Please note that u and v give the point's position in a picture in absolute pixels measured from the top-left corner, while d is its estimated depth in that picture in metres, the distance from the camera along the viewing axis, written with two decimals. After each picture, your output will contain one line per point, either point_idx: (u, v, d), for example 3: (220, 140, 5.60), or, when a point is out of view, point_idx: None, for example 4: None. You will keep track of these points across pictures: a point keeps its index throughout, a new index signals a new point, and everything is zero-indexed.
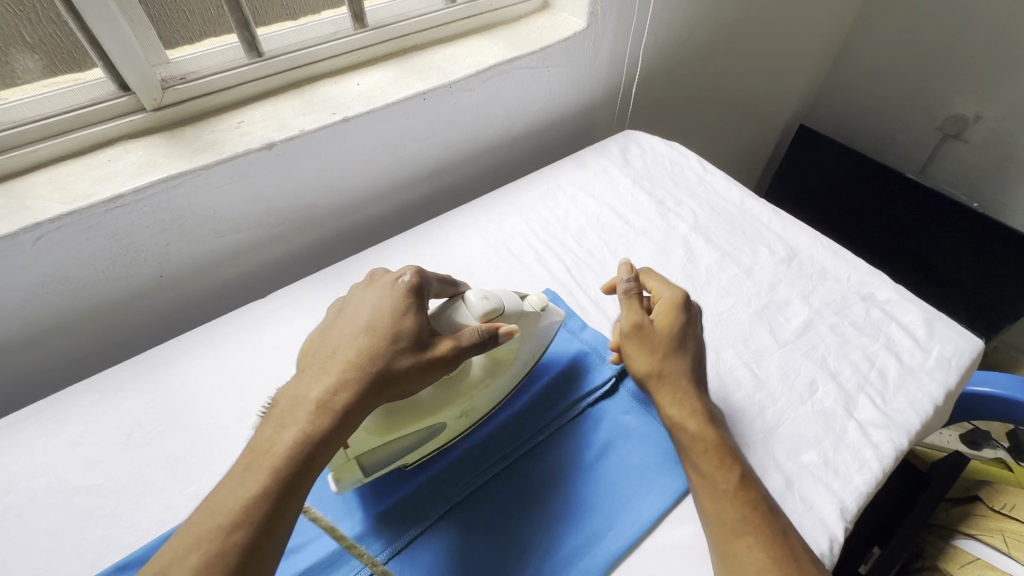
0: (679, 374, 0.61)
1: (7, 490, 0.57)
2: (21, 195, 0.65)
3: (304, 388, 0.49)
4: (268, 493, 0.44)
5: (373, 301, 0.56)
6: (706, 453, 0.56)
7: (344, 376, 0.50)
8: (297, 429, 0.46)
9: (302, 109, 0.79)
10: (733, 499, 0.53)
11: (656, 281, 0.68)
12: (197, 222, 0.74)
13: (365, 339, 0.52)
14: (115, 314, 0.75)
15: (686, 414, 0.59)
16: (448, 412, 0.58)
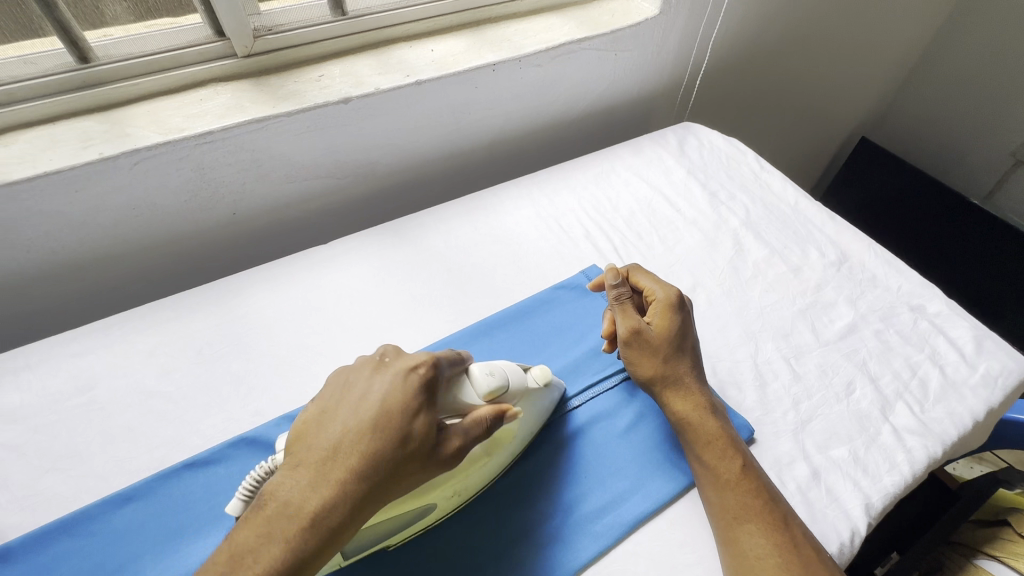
0: (681, 374, 0.62)
1: (92, 385, 0.63)
2: (123, 123, 0.71)
3: (293, 495, 0.42)
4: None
5: (383, 387, 0.47)
6: (709, 445, 0.57)
7: (339, 488, 0.42)
8: (280, 550, 0.40)
9: (378, 69, 0.82)
10: (735, 488, 0.54)
11: (650, 282, 0.67)
12: (272, 166, 0.79)
13: (371, 440, 0.44)
14: (190, 244, 0.81)
15: (688, 410, 0.60)
16: (440, 493, 0.52)
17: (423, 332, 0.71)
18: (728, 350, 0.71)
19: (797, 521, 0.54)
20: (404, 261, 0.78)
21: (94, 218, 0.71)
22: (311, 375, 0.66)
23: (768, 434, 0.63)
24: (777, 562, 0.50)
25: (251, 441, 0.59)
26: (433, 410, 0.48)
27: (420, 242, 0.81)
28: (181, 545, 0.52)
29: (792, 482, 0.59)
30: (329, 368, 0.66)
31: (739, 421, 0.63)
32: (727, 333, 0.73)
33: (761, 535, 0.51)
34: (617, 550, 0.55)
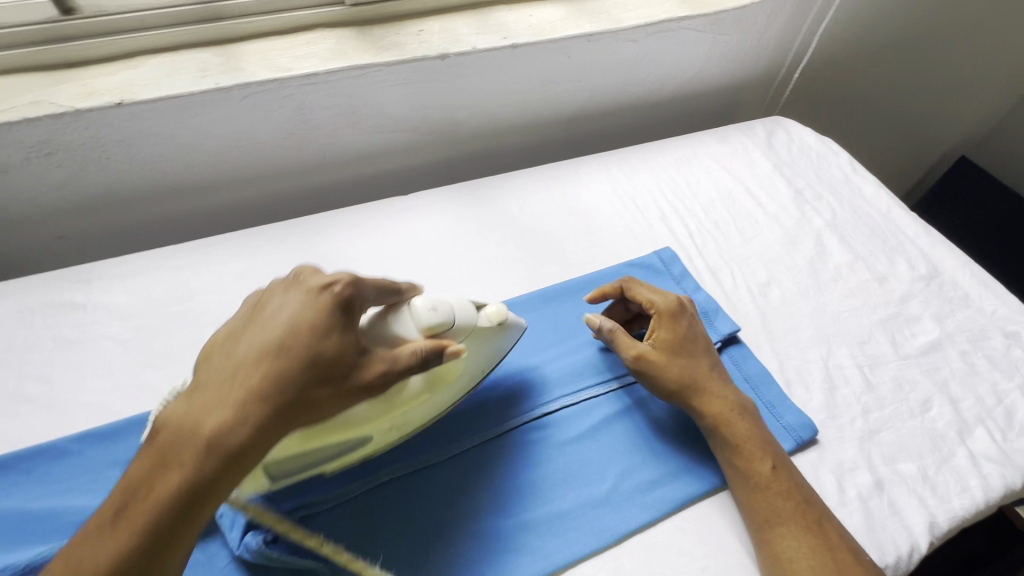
0: (700, 379, 0.59)
1: (188, 297, 0.68)
2: (237, 58, 0.75)
3: (188, 415, 0.40)
4: (137, 547, 0.36)
5: (292, 306, 0.44)
6: (737, 448, 0.56)
7: (239, 407, 0.40)
8: (180, 473, 0.38)
9: (476, 29, 0.83)
10: (766, 491, 0.53)
11: (646, 294, 0.64)
12: (365, 114, 0.82)
13: (276, 359, 0.42)
14: (281, 180, 0.85)
15: (714, 415, 0.57)
16: (375, 425, 0.50)
17: (492, 290, 0.73)
18: (799, 349, 0.69)
19: (836, 523, 0.52)
20: (479, 221, 0.80)
21: (201, 143, 0.76)
22: None
23: (833, 438, 0.61)
24: (811, 565, 0.49)
25: None
26: (352, 331, 0.45)
27: (496, 204, 0.82)
28: None
29: (853, 488, 0.57)
30: None
31: (803, 420, 0.61)
32: (799, 332, 0.71)
33: (796, 538, 0.50)
34: (664, 525, 0.55)
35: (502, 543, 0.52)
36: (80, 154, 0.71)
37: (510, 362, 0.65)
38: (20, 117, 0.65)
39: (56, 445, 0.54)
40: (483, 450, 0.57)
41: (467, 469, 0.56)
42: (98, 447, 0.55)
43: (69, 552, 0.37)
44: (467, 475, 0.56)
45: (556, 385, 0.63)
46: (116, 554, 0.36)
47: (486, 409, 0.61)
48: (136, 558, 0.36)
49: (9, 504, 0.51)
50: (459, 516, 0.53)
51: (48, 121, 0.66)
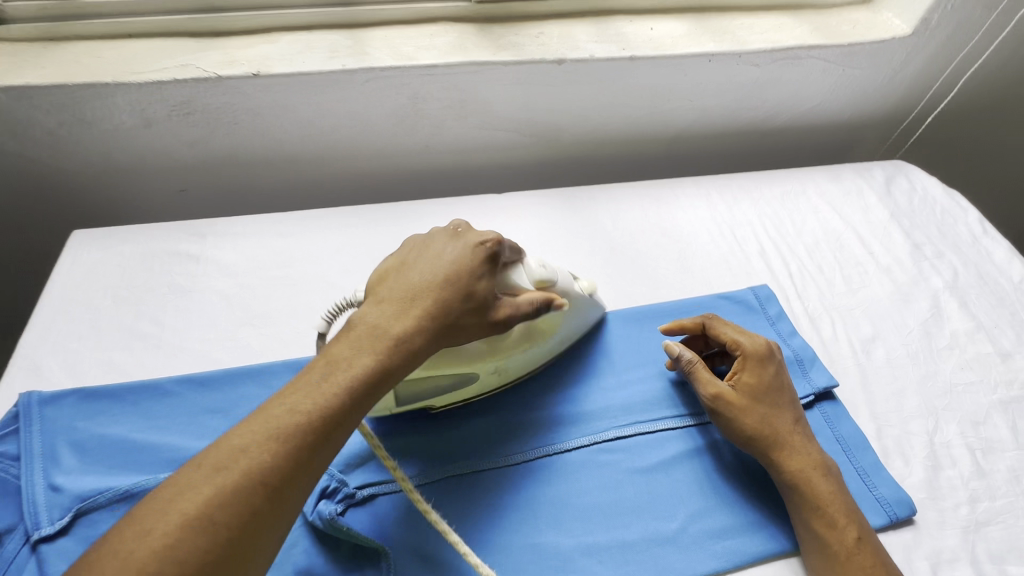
0: (787, 432, 0.56)
1: (288, 264, 0.72)
2: (364, 43, 0.78)
3: (378, 316, 0.45)
4: (336, 412, 0.40)
5: (457, 250, 0.49)
6: (823, 514, 0.52)
7: (419, 319, 0.45)
8: (369, 360, 0.43)
9: (595, 37, 0.82)
10: (850, 568, 0.49)
11: (729, 332, 0.61)
12: (473, 109, 0.83)
13: (447, 287, 0.47)
14: (383, 163, 0.88)
15: (799, 471, 0.53)
16: (485, 363, 0.54)
17: None
18: (901, 418, 0.63)
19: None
20: (569, 229, 0.79)
21: (319, 120, 0.79)
22: None
23: (932, 521, 0.56)
24: None
25: None
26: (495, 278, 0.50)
27: (588, 214, 0.81)
28: None
29: None
30: None
31: (901, 496, 0.56)
32: (903, 399, 0.65)
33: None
34: None
35: (558, 563, 0.50)
36: (212, 118, 0.76)
37: (587, 378, 0.64)
38: (169, 78, 0.71)
39: (161, 385, 0.59)
40: (552, 462, 0.57)
41: (535, 479, 0.55)
42: (197, 393, 0.59)
43: (268, 407, 0.40)
44: (533, 484, 0.55)
45: (634, 410, 0.61)
46: (320, 411, 0.40)
47: (558, 420, 0.59)
48: (334, 421, 0.40)
49: (117, 430, 0.55)
50: (518, 525, 0.52)
51: (192, 84, 0.71)
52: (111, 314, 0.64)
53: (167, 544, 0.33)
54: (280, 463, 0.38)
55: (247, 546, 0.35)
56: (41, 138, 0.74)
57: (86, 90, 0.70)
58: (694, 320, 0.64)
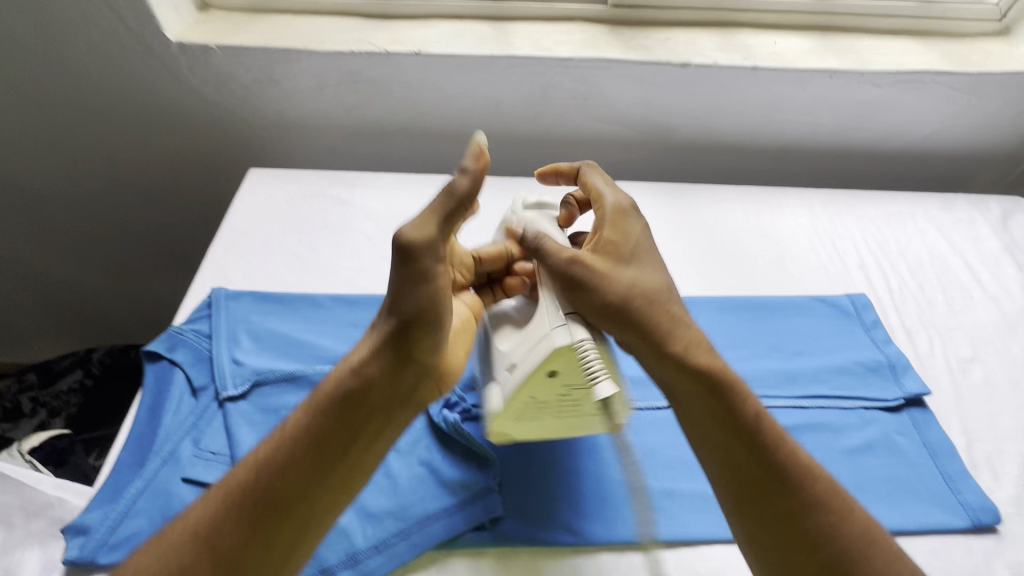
0: (649, 296, 0.52)
1: None
2: (508, 34, 0.88)
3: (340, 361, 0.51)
4: (304, 441, 0.47)
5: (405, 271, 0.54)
6: (697, 396, 0.49)
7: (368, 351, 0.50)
8: (327, 395, 0.48)
9: (719, 46, 0.88)
10: (739, 467, 0.48)
11: (595, 183, 0.62)
12: (595, 103, 0.90)
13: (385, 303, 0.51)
14: (505, 145, 0.97)
15: (669, 342, 0.51)
16: None
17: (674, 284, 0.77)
18: (995, 437, 0.64)
19: (842, 488, 0.48)
20: (673, 221, 0.85)
21: (459, 99, 0.90)
22: None
23: (1017, 535, 0.56)
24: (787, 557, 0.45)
25: None
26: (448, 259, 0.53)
27: (692, 210, 0.86)
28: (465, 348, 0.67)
29: None
30: None
31: (986, 503, 0.57)
32: (998, 420, 0.65)
33: (815, 521, 0.45)
34: None
35: None
36: (371, 88, 0.88)
37: None
38: (347, 50, 0.83)
39: (318, 299, 0.70)
40: (644, 415, 0.63)
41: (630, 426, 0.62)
42: (345, 308, 0.69)
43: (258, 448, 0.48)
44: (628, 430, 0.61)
45: None
46: (289, 445, 0.47)
47: (653, 380, 0.66)
48: (300, 450, 0.47)
49: (282, 326, 0.67)
50: (608, 462, 0.59)
51: (364, 57, 0.84)
52: (279, 238, 0.77)
53: (215, 521, 0.44)
54: (257, 490, 0.45)
55: (276, 520, 0.45)
56: (235, 92, 0.89)
57: (281, 54, 0.84)
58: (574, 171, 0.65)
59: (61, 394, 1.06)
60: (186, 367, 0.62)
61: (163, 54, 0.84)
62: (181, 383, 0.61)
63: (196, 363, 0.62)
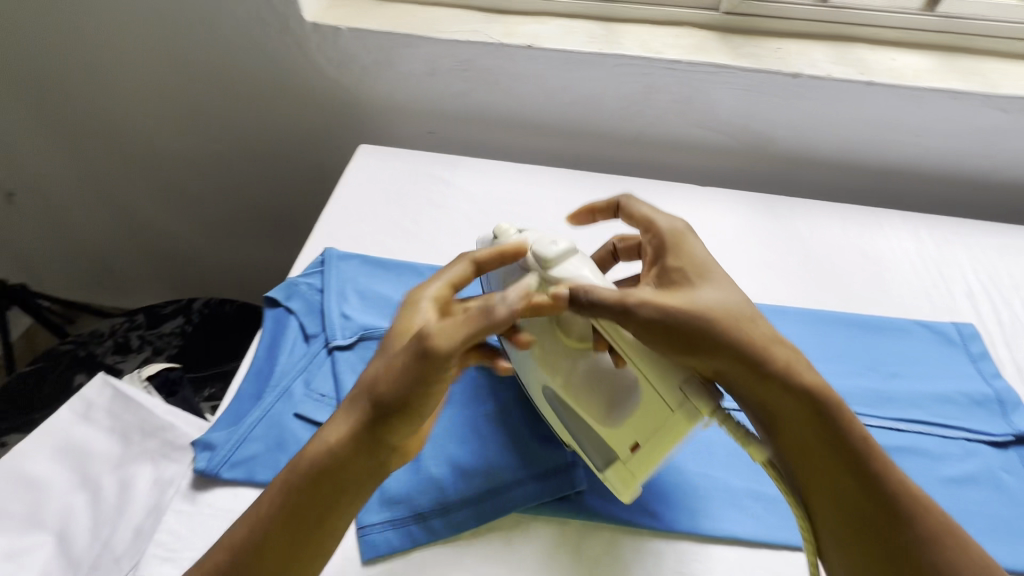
0: (740, 319, 0.50)
1: (518, 203, 0.85)
2: (618, 34, 0.90)
3: (321, 436, 0.47)
4: (281, 516, 0.45)
5: (396, 347, 0.48)
6: (808, 426, 0.48)
7: (348, 430, 0.46)
8: (304, 474, 0.46)
9: (834, 59, 0.86)
10: (844, 501, 0.46)
11: (642, 212, 0.59)
12: (696, 107, 0.91)
13: (375, 382, 0.47)
14: (599, 142, 0.99)
15: (774, 373, 0.48)
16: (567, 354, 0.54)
17: (765, 294, 0.77)
18: None
19: (953, 523, 0.46)
20: (767, 231, 0.83)
21: (561, 94, 0.92)
22: None
23: None
24: None
25: None
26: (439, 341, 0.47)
27: (787, 222, 0.85)
28: None
29: None
30: None
31: None
32: None
33: (923, 551, 0.45)
34: None
35: (726, 495, 0.56)
36: (480, 77, 0.92)
37: None
38: (464, 39, 0.88)
39: (419, 268, 0.74)
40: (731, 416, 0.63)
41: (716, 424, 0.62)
42: None
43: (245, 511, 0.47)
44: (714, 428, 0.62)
45: None
46: (268, 519, 0.45)
47: None
48: (275, 526, 0.45)
49: (386, 289, 0.72)
50: (693, 455, 0.60)
51: (478, 47, 0.88)
52: (384, 210, 0.82)
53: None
54: (235, 559, 0.45)
55: None
56: (355, 72, 0.95)
57: (402, 38, 0.89)
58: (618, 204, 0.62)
59: (164, 336, 1.16)
60: (301, 315, 0.67)
61: (297, 32, 0.91)
62: (295, 329, 0.66)
63: (309, 313, 0.68)
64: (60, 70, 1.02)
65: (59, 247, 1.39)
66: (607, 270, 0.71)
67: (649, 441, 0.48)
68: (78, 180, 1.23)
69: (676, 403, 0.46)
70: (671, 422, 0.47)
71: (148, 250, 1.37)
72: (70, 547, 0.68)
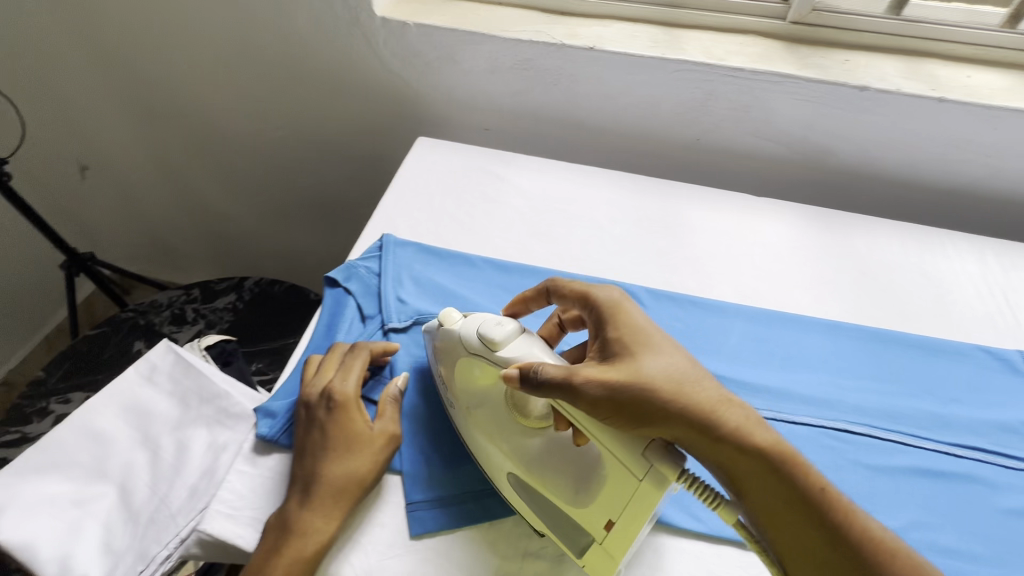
0: (680, 381, 0.48)
1: (570, 202, 0.86)
2: (680, 40, 0.90)
3: (309, 527, 0.50)
4: None
5: (367, 445, 0.55)
6: (768, 495, 0.45)
7: (342, 514, 0.52)
8: (314, 554, 0.49)
9: (904, 74, 0.84)
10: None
11: (575, 288, 0.58)
12: (756, 116, 0.90)
13: (362, 473, 0.53)
14: (652, 147, 0.99)
15: (721, 437, 0.46)
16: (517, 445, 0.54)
17: (818, 308, 0.75)
18: None
19: None
20: (823, 245, 0.82)
21: (618, 97, 0.93)
22: (712, 286, 0.77)
23: None
24: None
25: (661, 297, 0.74)
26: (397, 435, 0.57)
27: (844, 236, 0.83)
28: None
29: None
30: (729, 289, 0.77)
31: None
32: None
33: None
34: None
35: None
36: (539, 77, 0.93)
37: (824, 372, 0.68)
38: (527, 38, 0.89)
39: (472, 260, 0.76)
40: (778, 428, 0.62)
41: None
42: (495, 272, 0.75)
43: None
44: None
45: (868, 415, 0.64)
46: None
47: (792, 395, 0.65)
48: None
49: (439, 277, 0.74)
50: None
51: (540, 46, 0.89)
52: (439, 201, 0.84)
53: None
54: None
55: None
56: (417, 66, 0.97)
57: (467, 36, 0.91)
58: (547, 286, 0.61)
59: (217, 311, 1.21)
60: (359, 296, 0.70)
61: (366, 26, 0.94)
62: (353, 309, 0.69)
63: (366, 295, 0.70)
64: (140, 53, 1.08)
65: (124, 220, 1.47)
66: (564, 342, 0.69)
67: (624, 515, 0.48)
68: (146, 158, 1.30)
69: (640, 476, 0.46)
70: (639, 496, 0.46)
71: (205, 227, 1.43)
72: (131, 499, 0.70)
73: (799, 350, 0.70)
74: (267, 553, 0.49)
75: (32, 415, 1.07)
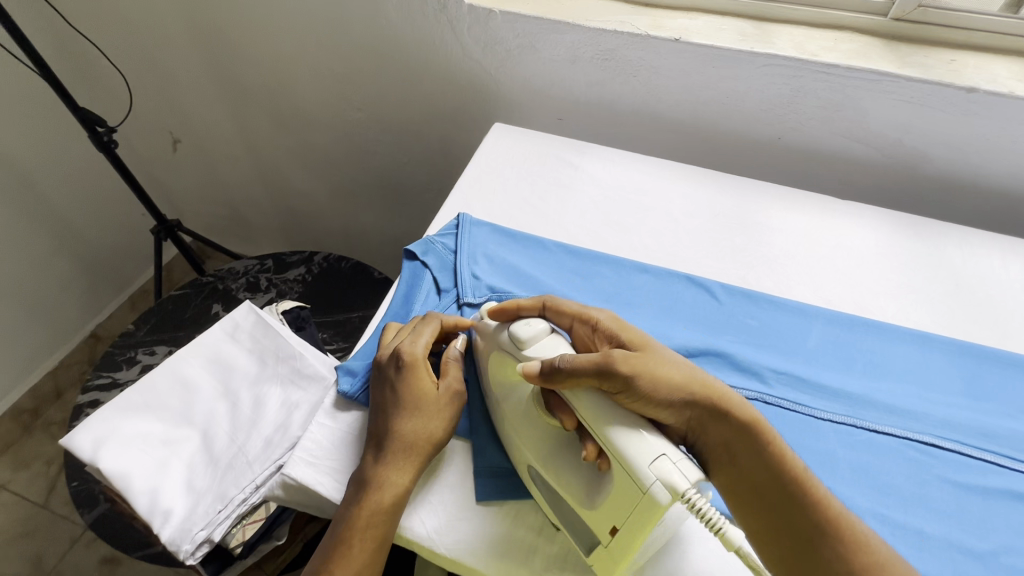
0: (685, 373, 0.50)
1: (643, 193, 0.85)
2: (770, 33, 0.87)
3: (387, 484, 0.52)
4: (381, 548, 0.50)
5: (435, 403, 0.56)
6: (758, 473, 0.48)
7: (417, 469, 0.54)
8: (395, 507, 0.51)
9: (1018, 76, 0.79)
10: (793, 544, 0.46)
11: (571, 308, 0.58)
12: (847, 116, 0.86)
13: (432, 430, 0.55)
14: (730, 143, 0.97)
15: (723, 425, 0.49)
16: (533, 444, 0.53)
17: (905, 316, 0.72)
18: None
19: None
20: (912, 252, 0.78)
21: (700, 90, 0.91)
22: (789, 286, 0.75)
23: None
24: None
25: (735, 292, 0.72)
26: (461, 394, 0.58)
27: (936, 244, 0.79)
28: (677, 318, 0.70)
29: None
30: (807, 291, 0.74)
31: None
32: None
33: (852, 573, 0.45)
34: None
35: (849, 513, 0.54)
36: (620, 67, 0.93)
37: (909, 383, 0.65)
38: (611, 28, 0.89)
39: (544, 243, 0.77)
40: (859, 435, 0.60)
41: (841, 440, 0.59)
42: (565, 256, 0.76)
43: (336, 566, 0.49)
44: (839, 444, 0.59)
45: (957, 431, 0.60)
46: (369, 553, 0.50)
47: (873, 403, 0.62)
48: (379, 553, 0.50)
49: (511, 257, 0.75)
50: (816, 467, 0.57)
51: (624, 37, 0.89)
52: (512, 185, 0.86)
53: None
54: None
55: None
56: (497, 53, 0.99)
57: (551, 24, 0.91)
58: (541, 305, 0.60)
59: (289, 281, 1.27)
60: (435, 270, 0.72)
61: (452, 13, 0.96)
62: (429, 282, 0.71)
63: (442, 269, 0.72)
64: (237, 33, 1.15)
65: (208, 192, 1.57)
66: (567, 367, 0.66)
67: (627, 524, 0.45)
68: (233, 133, 1.38)
69: (643, 487, 0.43)
70: (640, 509, 0.43)
71: (280, 202, 1.51)
72: (212, 445, 0.75)
73: (883, 357, 0.67)
74: (350, 505, 0.51)
75: (122, 362, 1.16)
